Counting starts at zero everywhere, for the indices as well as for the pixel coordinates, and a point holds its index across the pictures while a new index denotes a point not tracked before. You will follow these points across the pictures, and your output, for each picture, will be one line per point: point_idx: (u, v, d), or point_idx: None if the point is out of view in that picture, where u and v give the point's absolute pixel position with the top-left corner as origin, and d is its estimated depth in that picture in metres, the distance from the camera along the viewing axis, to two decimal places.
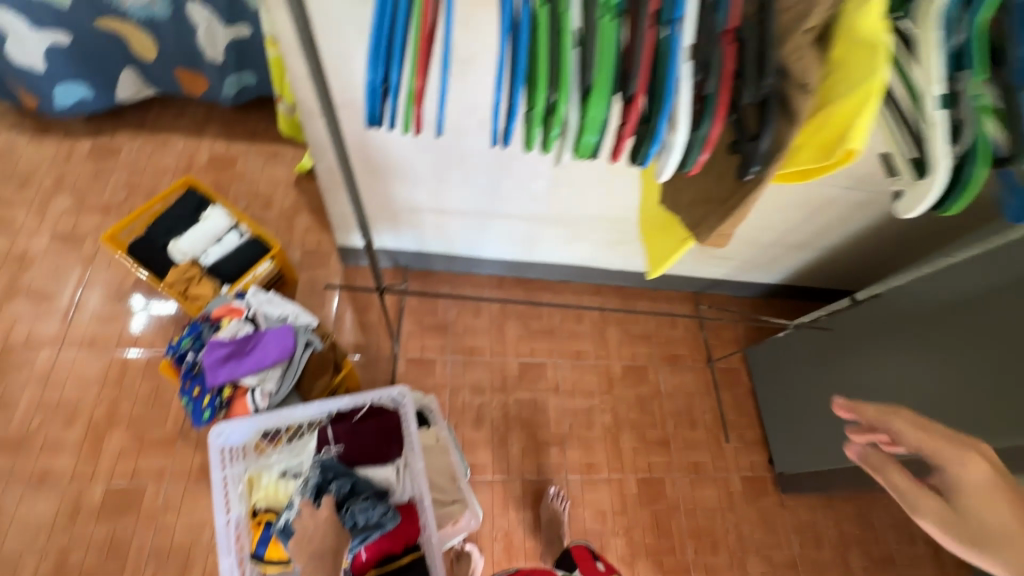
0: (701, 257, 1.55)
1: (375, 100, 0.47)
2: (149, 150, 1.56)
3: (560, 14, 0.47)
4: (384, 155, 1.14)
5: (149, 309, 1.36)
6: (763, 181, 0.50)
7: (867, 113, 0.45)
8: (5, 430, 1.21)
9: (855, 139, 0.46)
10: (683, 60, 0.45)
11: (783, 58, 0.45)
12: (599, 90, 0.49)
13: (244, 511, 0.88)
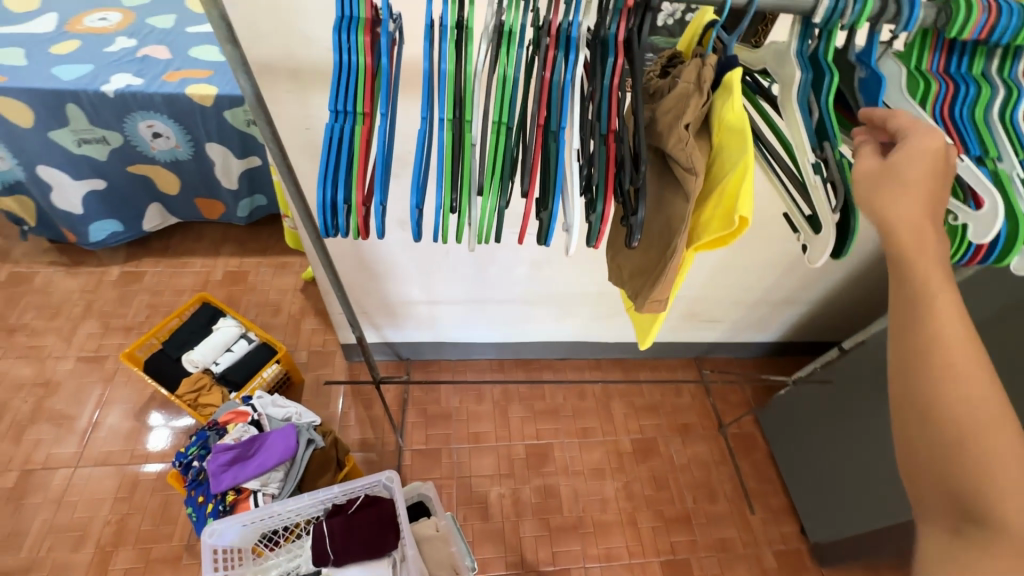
0: (691, 322, 1.57)
1: (329, 215, 0.54)
2: (170, 272, 1.70)
3: (464, 129, 0.49)
4: (372, 257, 1.24)
5: (168, 424, 1.41)
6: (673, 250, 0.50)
7: (749, 182, 0.44)
8: (15, 557, 1.21)
9: (745, 206, 0.45)
10: (570, 162, 0.50)
11: (668, 148, 0.48)
12: (495, 182, 0.52)
13: None
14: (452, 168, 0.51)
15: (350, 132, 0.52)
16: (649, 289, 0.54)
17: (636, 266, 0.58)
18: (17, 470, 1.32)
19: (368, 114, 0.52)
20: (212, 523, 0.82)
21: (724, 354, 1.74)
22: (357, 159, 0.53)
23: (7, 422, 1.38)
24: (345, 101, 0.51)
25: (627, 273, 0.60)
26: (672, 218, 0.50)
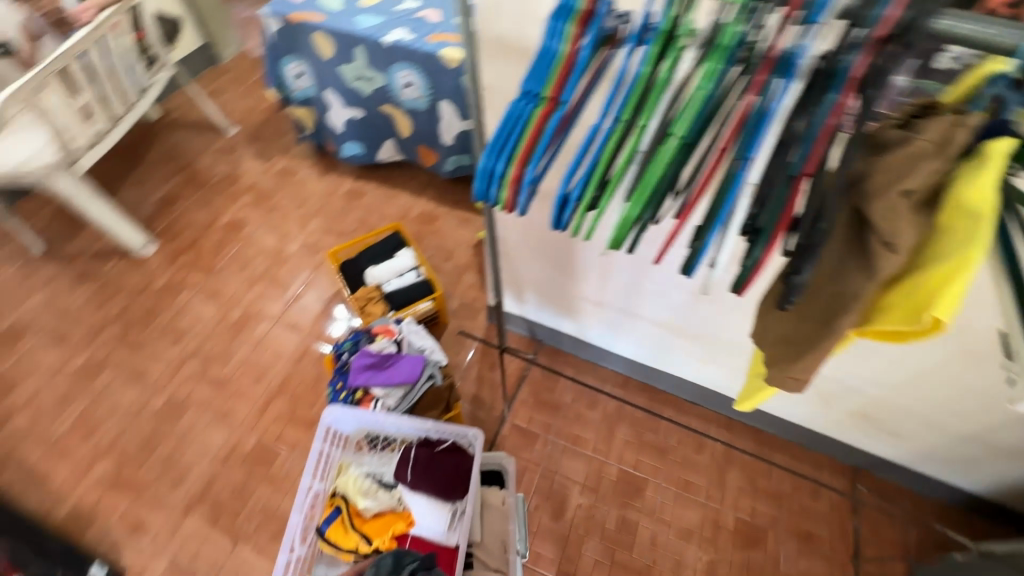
0: (861, 423, 1.30)
1: (485, 181, 0.62)
2: (383, 199, 2.01)
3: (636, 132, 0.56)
4: (537, 236, 1.26)
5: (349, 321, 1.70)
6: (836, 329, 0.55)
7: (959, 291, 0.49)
8: (220, 370, 1.60)
9: (939, 311, 0.50)
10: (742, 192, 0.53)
11: (871, 213, 0.48)
12: (643, 197, 0.57)
13: (326, 487, 1.02)
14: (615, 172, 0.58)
15: (530, 112, 0.58)
16: (789, 363, 0.61)
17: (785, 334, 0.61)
18: (241, 310, 1.73)
19: (551, 99, 0.58)
20: (331, 408, 0.99)
21: (895, 478, 1.41)
22: (524, 137, 0.59)
23: (246, 273, 1.81)
24: (537, 84, 0.57)
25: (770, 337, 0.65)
26: (845, 291, 0.53)
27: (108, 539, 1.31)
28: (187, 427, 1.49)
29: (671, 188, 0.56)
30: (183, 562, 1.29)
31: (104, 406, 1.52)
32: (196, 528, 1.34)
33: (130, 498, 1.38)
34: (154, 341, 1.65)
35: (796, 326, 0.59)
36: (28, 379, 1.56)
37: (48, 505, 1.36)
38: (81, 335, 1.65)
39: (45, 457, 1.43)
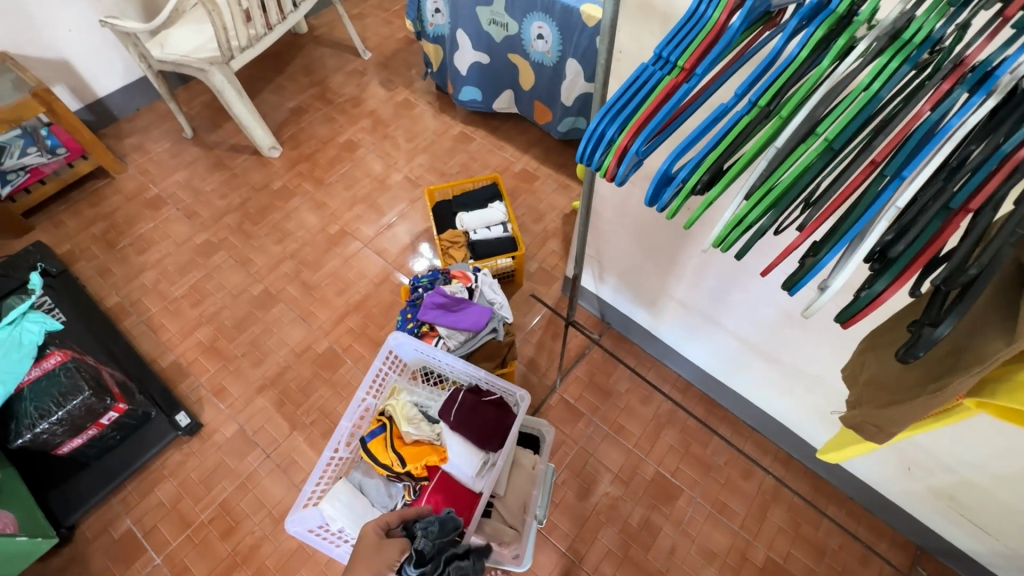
0: (944, 506, 1.16)
1: (591, 144, 0.59)
2: (489, 149, 2.02)
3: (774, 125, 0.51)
4: (633, 218, 1.20)
5: (430, 259, 1.77)
6: (940, 388, 0.49)
7: None
8: (311, 276, 1.74)
9: None
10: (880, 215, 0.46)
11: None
12: (766, 198, 0.52)
13: (376, 405, 1.08)
14: (737, 162, 0.53)
15: (659, 79, 0.55)
16: (873, 410, 0.57)
17: (884, 378, 0.58)
18: (339, 226, 1.85)
19: (685, 70, 0.54)
20: (397, 333, 1.05)
21: (964, 572, 1.27)
22: (645, 105, 0.55)
23: (351, 193, 1.92)
24: (672, 51, 0.54)
25: (863, 378, 0.61)
26: (972, 350, 0.47)
27: (195, 394, 1.51)
28: (274, 318, 1.65)
29: (798, 192, 0.50)
30: (248, 431, 1.46)
31: (213, 282, 1.72)
32: (264, 407, 1.50)
33: (219, 366, 1.57)
34: (263, 235, 1.82)
35: (897, 374, 0.56)
36: (161, 244, 1.80)
37: (157, 352, 1.59)
38: (207, 216, 1.86)
39: (162, 313, 1.66)
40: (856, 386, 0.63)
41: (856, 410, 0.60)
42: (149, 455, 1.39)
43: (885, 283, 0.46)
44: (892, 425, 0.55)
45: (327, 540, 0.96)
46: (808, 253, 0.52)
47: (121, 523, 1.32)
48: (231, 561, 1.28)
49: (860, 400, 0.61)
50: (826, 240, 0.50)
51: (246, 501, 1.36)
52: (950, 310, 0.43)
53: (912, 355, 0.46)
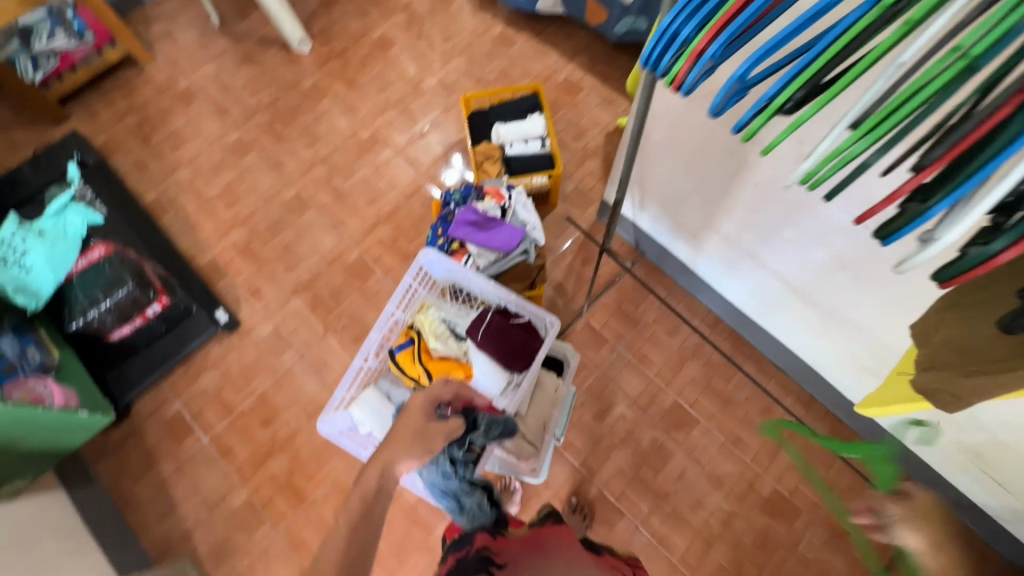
0: (966, 461, 1.15)
1: (666, 47, 0.57)
2: (531, 54, 1.86)
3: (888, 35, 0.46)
4: (686, 141, 1.10)
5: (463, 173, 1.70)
6: None
7: None
8: (342, 183, 1.71)
9: None
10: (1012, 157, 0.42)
11: None
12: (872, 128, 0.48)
13: (404, 319, 1.11)
14: (844, 78, 0.49)
15: None
16: (955, 376, 0.61)
17: (967, 342, 0.60)
18: (370, 132, 1.78)
19: None
20: (425, 249, 1.03)
21: (970, 521, 1.29)
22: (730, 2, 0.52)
23: (384, 97, 1.83)
24: None
25: (936, 339, 0.64)
26: None
27: (232, 293, 1.57)
28: (306, 224, 1.66)
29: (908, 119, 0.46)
30: (283, 331, 1.53)
31: (246, 183, 1.71)
32: (298, 310, 1.55)
33: (254, 267, 1.60)
34: (294, 138, 1.78)
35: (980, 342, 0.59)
36: (193, 141, 1.77)
37: (195, 250, 1.63)
38: (237, 114, 1.81)
39: (197, 211, 1.68)
40: (928, 346, 0.65)
41: (933, 377, 0.64)
42: (193, 346, 1.47)
43: (1004, 243, 0.45)
44: (974, 395, 0.59)
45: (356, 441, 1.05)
46: (914, 198, 0.51)
47: (171, 405, 1.44)
48: (270, 447, 1.40)
49: (936, 361, 0.64)
50: (940, 186, 0.48)
51: (283, 395, 1.45)
52: None
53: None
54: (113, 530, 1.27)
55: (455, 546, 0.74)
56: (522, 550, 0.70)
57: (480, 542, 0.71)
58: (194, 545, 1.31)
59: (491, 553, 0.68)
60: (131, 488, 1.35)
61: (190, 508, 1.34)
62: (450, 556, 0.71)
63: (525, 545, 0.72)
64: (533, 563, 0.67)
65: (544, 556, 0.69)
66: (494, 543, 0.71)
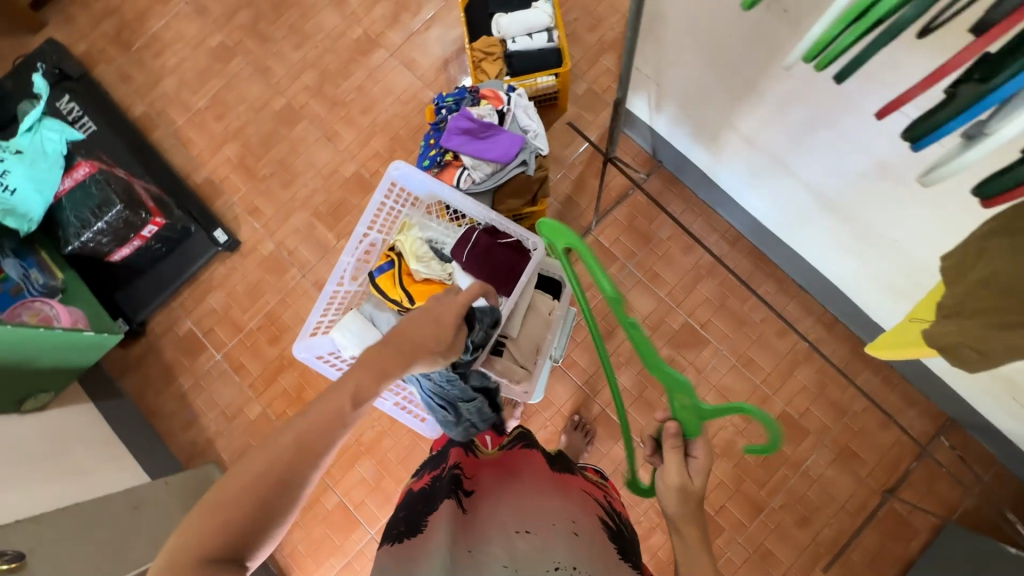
0: (997, 390, 1.05)
1: None
2: None
3: None
4: (707, 23, 0.92)
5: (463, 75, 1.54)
6: None
7: None
8: (335, 90, 1.58)
9: None
10: None
11: None
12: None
13: (382, 240, 1.05)
14: None
15: None
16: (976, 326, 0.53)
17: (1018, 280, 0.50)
18: (361, 29, 1.60)
19: None
20: (397, 163, 0.94)
21: (989, 446, 1.24)
22: None
23: None
24: None
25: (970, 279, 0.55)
26: None
27: (230, 212, 1.53)
28: (300, 136, 1.56)
29: None
30: (284, 250, 1.50)
31: (234, 93, 1.61)
32: (297, 228, 1.51)
33: (250, 184, 1.55)
34: (279, 39, 1.62)
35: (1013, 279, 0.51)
36: (175, 46, 1.65)
37: (189, 167, 1.57)
38: (218, 12, 1.65)
39: (188, 125, 1.60)
40: (961, 283, 0.56)
41: (951, 329, 0.56)
42: (196, 267, 1.47)
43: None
44: (1003, 353, 0.52)
45: (332, 364, 1.03)
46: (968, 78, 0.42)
47: (183, 323, 1.47)
48: (280, 363, 1.43)
49: (965, 304, 0.55)
50: (1009, 59, 0.39)
51: (289, 314, 1.46)
52: None
53: None
54: (142, 438, 1.36)
55: (434, 463, 0.75)
56: (492, 481, 0.69)
57: (454, 462, 0.71)
58: (217, 451, 1.39)
59: (461, 475, 0.68)
60: (155, 400, 1.43)
61: (211, 418, 1.41)
62: (428, 474, 0.73)
63: (496, 475, 0.71)
64: (502, 495, 0.66)
65: (509, 483, 0.68)
66: (468, 465, 0.72)
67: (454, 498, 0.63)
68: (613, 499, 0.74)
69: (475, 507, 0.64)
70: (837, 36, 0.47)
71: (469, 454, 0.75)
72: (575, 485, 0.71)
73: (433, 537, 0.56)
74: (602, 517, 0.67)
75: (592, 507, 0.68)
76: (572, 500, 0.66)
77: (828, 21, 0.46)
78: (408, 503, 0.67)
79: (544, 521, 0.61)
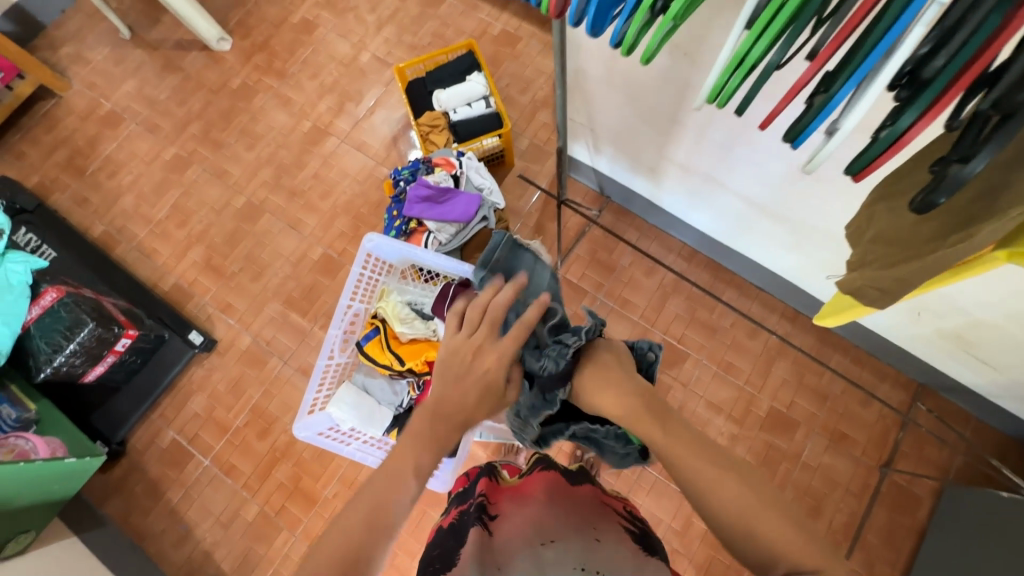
0: (950, 346, 1.14)
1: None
2: (461, 8, 1.74)
3: None
4: (623, 72, 1.04)
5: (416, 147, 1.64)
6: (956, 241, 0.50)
7: None
8: (292, 180, 1.65)
9: None
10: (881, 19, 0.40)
11: None
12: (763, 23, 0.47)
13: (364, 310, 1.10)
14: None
15: None
16: (878, 273, 0.59)
17: (897, 232, 0.58)
18: (311, 122, 1.70)
19: None
20: (370, 235, 0.99)
21: (963, 402, 1.32)
22: None
23: (318, 82, 1.73)
24: None
25: (870, 235, 0.61)
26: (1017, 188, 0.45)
27: (203, 313, 1.53)
28: (264, 230, 1.61)
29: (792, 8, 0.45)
30: (262, 341, 1.50)
31: (193, 199, 1.65)
32: (273, 316, 1.52)
33: (219, 283, 1.56)
34: (232, 143, 1.70)
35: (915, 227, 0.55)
36: (130, 164, 1.70)
37: (155, 276, 1.58)
38: (169, 127, 1.73)
39: (150, 236, 1.62)
40: (861, 244, 0.63)
41: (855, 277, 0.62)
42: (173, 374, 1.46)
43: (912, 117, 0.43)
44: (899, 289, 0.57)
45: (337, 439, 1.06)
46: (817, 89, 0.49)
47: (166, 433, 1.43)
48: (272, 456, 1.40)
49: (864, 259, 0.61)
50: (841, 70, 0.46)
51: (275, 404, 1.44)
52: (914, 104, 0.42)
53: (939, 197, 0.44)
54: (134, 565, 1.29)
55: (460, 500, 0.78)
56: (514, 505, 0.71)
57: (479, 492, 0.75)
58: (216, 563, 1.33)
59: (485, 503, 0.72)
60: (144, 521, 1.37)
61: (206, 529, 1.35)
62: (455, 510, 0.75)
63: (517, 498, 0.73)
64: (523, 512, 0.68)
65: (530, 502, 0.70)
66: (491, 492, 0.75)
67: (479, 524, 0.67)
68: (633, 508, 0.74)
69: (501, 528, 0.66)
70: (727, 80, 0.54)
71: (495, 484, 0.78)
72: (594, 497, 0.71)
73: (464, 560, 0.61)
74: (625, 524, 0.67)
75: (614, 516, 0.68)
76: (591, 510, 0.68)
77: (719, 70, 0.53)
78: (441, 536, 0.70)
79: (566, 528, 0.63)
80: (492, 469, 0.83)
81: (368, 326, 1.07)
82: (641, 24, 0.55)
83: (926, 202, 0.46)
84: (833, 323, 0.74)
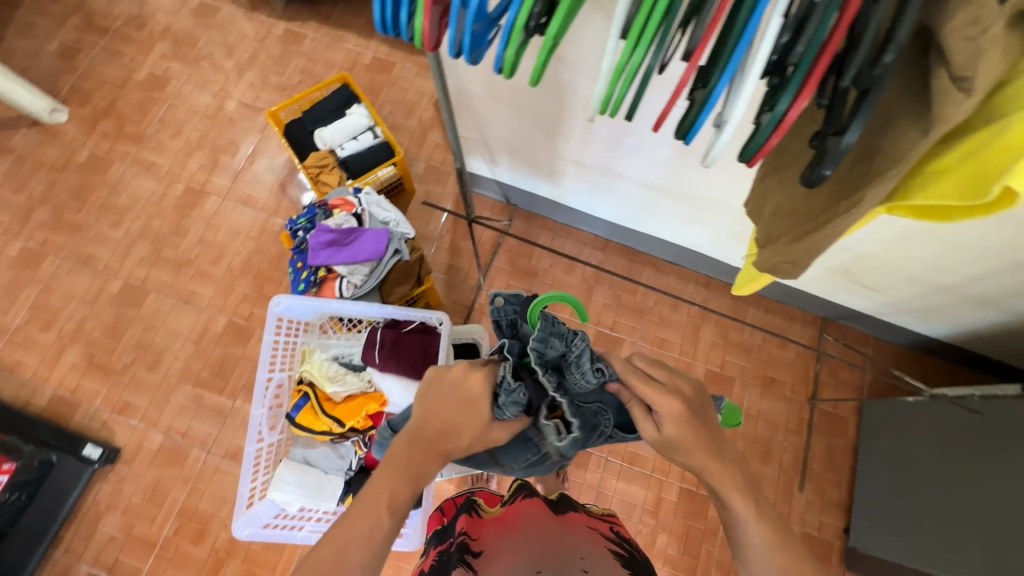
0: (841, 279, 1.27)
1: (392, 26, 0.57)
2: (325, 41, 1.68)
3: None
4: (503, 85, 1.05)
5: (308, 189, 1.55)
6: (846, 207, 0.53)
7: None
8: (174, 251, 1.49)
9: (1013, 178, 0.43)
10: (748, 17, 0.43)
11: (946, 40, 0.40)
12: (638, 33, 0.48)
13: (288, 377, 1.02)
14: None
15: None
16: (787, 248, 0.62)
17: (793, 204, 0.60)
18: (183, 184, 1.55)
19: None
20: (276, 297, 0.92)
21: (861, 325, 1.47)
22: None
23: (182, 140, 1.59)
24: None
25: (770, 209, 0.64)
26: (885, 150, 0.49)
27: (97, 420, 1.34)
28: (152, 311, 1.43)
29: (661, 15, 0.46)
30: (176, 434, 1.33)
31: (57, 295, 1.44)
32: (183, 404, 1.36)
33: (109, 381, 1.37)
34: (93, 223, 1.50)
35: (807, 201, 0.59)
36: None
37: (25, 393, 1.36)
38: (9, 219, 1.49)
39: (10, 348, 1.39)
40: (763, 220, 0.66)
41: (770, 254, 0.65)
42: (72, 500, 1.26)
43: (788, 100, 0.45)
44: (808, 257, 0.60)
45: (285, 525, 0.98)
46: (696, 86, 0.52)
47: (78, 569, 1.23)
48: (216, 558, 1.25)
49: (771, 235, 0.65)
50: (713, 65, 0.49)
51: (206, 500, 1.29)
52: (789, 87, 0.45)
53: (823, 171, 0.47)
54: None
55: (439, 537, 0.74)
56: (500, 540, 0.68)
57: (460, 530, 0.71)
58: None
59: (468, 540, 0.68)
60: None
61: None
62: (434, 550, 0.72)
63: (502, 532, 0.70)
64: (509, 548, 0.65)
65: (517, 536, 0.68)
66: (472, 527, 0.71)
67: (463, 565, 0.63)
68: (621, 528, 0.74)
69: (487, 566, 0.63)
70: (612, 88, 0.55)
71: (478, 518, 0.74)
72: (580, 523, 0.72)
73: None
74: (612, 548, 0.67)
75: (601, 541, 0.68)
76: (577, 538, 0.67)
77: (605, 81, 0.54)
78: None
79: (555, 558, 0.61)
80: (473, 500, 0.79)
81: (296, 394, 0.98)
82: (517, 46, 0.54)
83: (814, 175, 0.48)
84: (750, 289, 0.79)
